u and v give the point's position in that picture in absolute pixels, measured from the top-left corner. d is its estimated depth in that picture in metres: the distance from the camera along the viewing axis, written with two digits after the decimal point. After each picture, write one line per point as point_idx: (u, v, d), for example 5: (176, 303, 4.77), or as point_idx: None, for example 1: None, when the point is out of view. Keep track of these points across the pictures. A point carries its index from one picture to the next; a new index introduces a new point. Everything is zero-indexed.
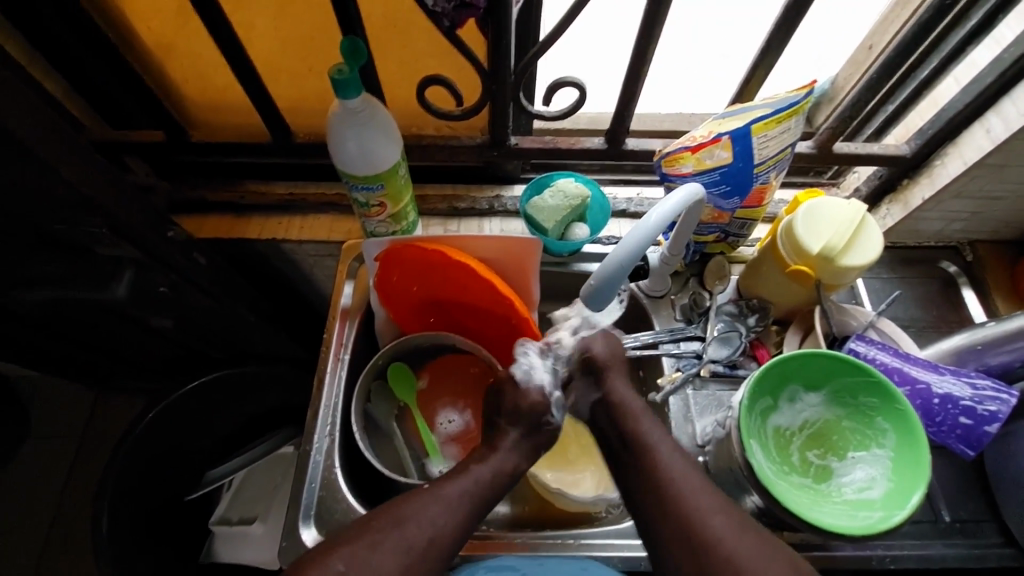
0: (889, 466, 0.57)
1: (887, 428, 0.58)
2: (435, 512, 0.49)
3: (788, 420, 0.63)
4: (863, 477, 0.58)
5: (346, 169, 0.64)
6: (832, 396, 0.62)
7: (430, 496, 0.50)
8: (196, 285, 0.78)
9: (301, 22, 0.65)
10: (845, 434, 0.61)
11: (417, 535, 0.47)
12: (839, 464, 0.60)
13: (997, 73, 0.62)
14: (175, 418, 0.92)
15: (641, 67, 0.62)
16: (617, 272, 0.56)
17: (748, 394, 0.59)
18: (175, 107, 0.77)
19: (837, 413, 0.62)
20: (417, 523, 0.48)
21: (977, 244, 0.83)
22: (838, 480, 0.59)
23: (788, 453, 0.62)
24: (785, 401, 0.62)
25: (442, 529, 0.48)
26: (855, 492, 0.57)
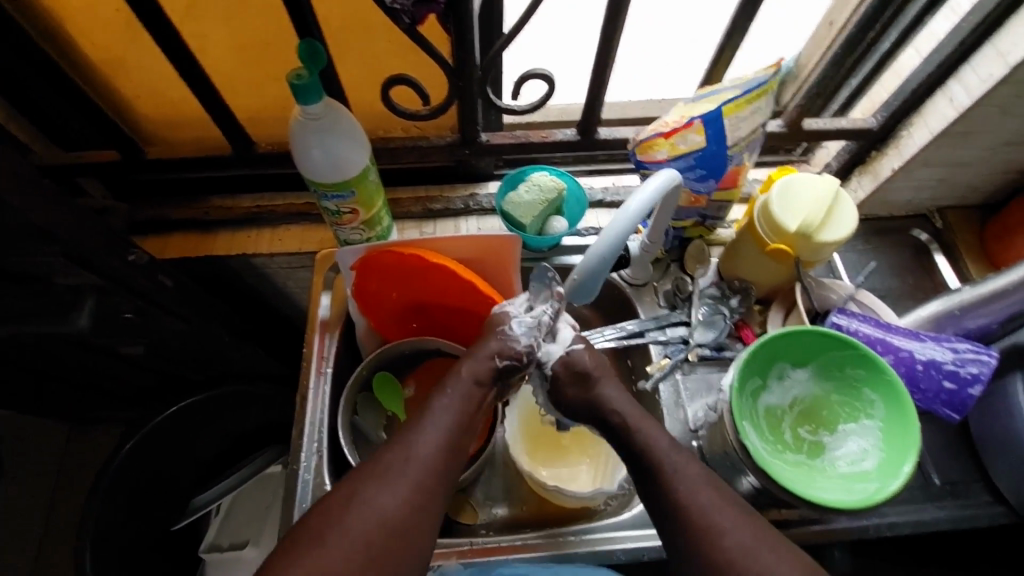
0: (880, 437, 0.57)
1: (875, 399, 0.59)
2: (424, 442, 0.51)
3: (778, 399, 0.63)
4: (855, 450, 0.59)
5: (313, 177, 0.61)
6: (818, 371, 0.62)
7: (414, 429, 0.52)
8: (166, 308, 0.75)
9: (255, 27, 0.62)
10: (835, 407, 0.62)
11: (414, 462, 0.49)
12: (831, 438, 0.61)
13: (956, 42, 0.63)
14: (154, 446, 0.89)
15: (608, 55, 0.61)
16: (601, 264, 0.55)
17: (737, 375, 0.59)
18: (128, 125, 0.73)
19: (826, 387, 0.62)
20: (413, 452, 0.50)
21: (945, 210, 0.85)
22: (831, 454, 0.60)
23: (780, 432, 0.62)
24: (774, 380, 0.63)
25: (435, 448, 0.50)
26: (848, 465, 0.58)
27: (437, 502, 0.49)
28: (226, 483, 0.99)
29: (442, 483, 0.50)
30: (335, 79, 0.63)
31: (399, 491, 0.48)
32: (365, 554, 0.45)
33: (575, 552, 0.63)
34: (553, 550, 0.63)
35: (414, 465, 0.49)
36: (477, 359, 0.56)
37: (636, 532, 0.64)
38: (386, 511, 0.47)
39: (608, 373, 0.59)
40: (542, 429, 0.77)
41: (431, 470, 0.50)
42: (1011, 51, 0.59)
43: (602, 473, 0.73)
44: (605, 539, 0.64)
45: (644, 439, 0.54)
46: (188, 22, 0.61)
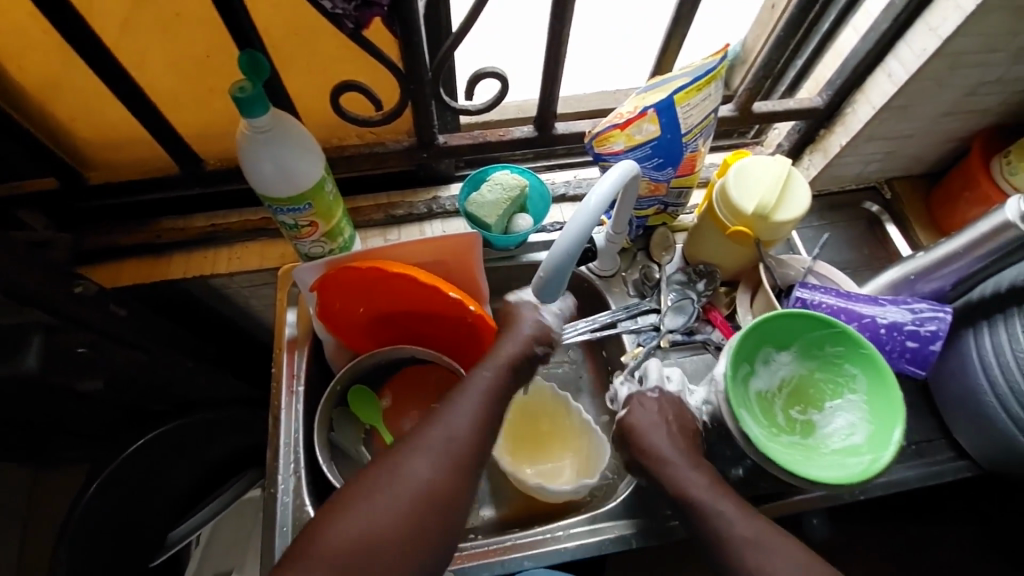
0: (866, 409, 0.59)
1: (857, 372, 0.61)
2: (457, 420, 0.51)
3: (766, 383, 0.64)
4: (844, 425, 0.60)
5: (265, 191, 0.60)
6: (801, 352, 0.64)
7: (450, 404, 0.52)
8: (121, 340, 0.71)
9: (194, 40, 0.60)
10: (820, 385, 0.63)
11: (448, 437, 0.50)
12: (820, 416, 0.62)
13: (890, 20, 0.65)
14: (123, 485, 0.84)
15: (559, 51, 0.61)
16: (566, 260, 0.54)
17: (730, 364, 0.59)
18: (64, 151, 0.70)
19: (810, 366, 0.64)
20: (446, 428, 0.50)
21: (893, 181, 0.88)
22: (822, 432, 0.61)
23: (774, 416, 0.62)
24: (761, 364, 0.64)
25: (468, 425, 0.51)
26: (841, 440, 0.59)
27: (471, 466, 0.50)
28: (209, 509, 0.96)
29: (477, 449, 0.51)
30: (281, 89, 0.61)
31: (431, 461, 0.48)
32: (402, 527, 0.46)
33: (564, 548, 0.64)
34: (542, 547, 0.64)
35: (446, 437, 0.50)
36: (515, 338, 0.58)
37: (619, 521, 0.66)
38: (424, 483, 0.47)
39: (655, 428, 0.60)
40: (523, 424, 0.77)
41: (465, 436, 0.50)
42: (942, 26, 0.60)
43: (586, 461, 0.74)
44: (590, 530, 0.65)
45: (678, 488, 0.56)
46: (119, 38, 0.58)
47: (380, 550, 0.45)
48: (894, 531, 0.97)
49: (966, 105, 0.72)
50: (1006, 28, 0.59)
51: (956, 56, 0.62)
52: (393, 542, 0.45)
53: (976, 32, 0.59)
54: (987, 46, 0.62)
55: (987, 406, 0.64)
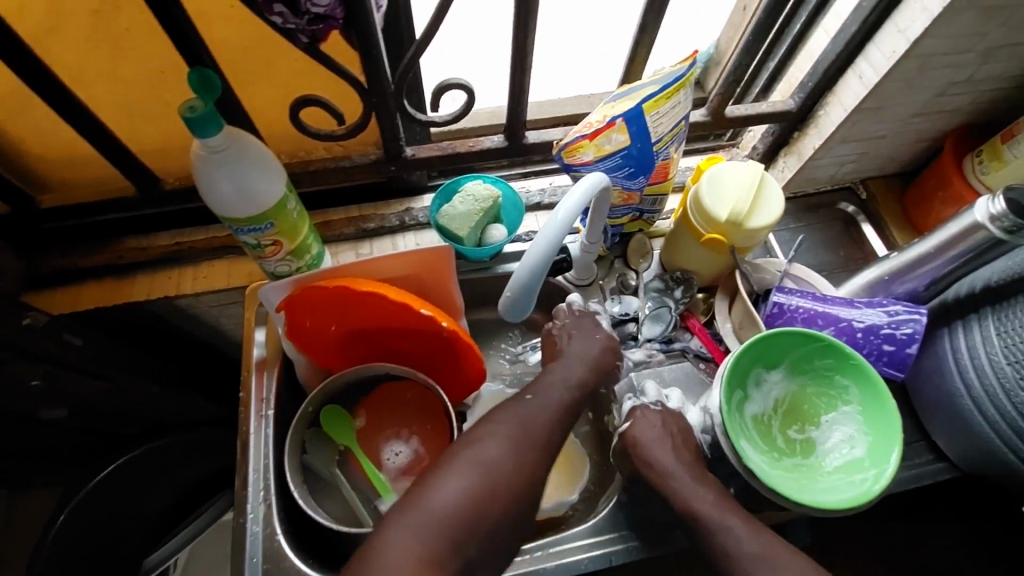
0: (862, 421, 0.59)
1: (848, 384, 0.60)
2: (542, 410, 0.58)
3: (762, 405, 0.63)
4: (843, 438, 0.60)
5: (225, 213, 0.57)
6: (791, 368, 0.63)
7: (535, 395, 0.59)
8: (74, 368, 0.69)
9: (144, 56, 0.57)
10: (813, 400, 0.63)
11: (535, 425, 0.56)
12: (818, 432, 0.62)
13: (859, 22, 0.64)
14: (93, 513, 0.81)
15: (524, 60, 0.59)
16: (534, 277, 0.54)
17: (723, 396, 0.59)
18: (15, 173, 0.67)
19: (802, 382, 0.63)
20: (533, 418, 0.56)
21: (868, 181, 0.88)
22: (823, 448, 0.60)
23: (773, 438, 0.62)
24: (754, 387, 0.63)
25: (548, 418, 0.57)
26: (842, 455, 0.59)
27: (544, 461, 0.55)
28: (186, 532, 0.93)
29: (547, 444, 0.56)
30: (237, 106, 0.59)
31: (517, 447, 0.53)
32: (498, 491, 0.51)
33: (543, 568, 0.63)
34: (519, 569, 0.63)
35: (535, 423, 0.56)
36: (589, 347, 0.66)
37: (598, 538, 0.65)
38: (518, 459, 0.53)
39: (658, 442, 0.60)
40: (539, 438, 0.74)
41: (540, 431, 0.56)
42: (910, 28, 0.60)
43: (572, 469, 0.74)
44: (592, 545, 0.64)
45: (684, 504, 0.56)
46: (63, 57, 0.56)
47: (478, 519, 0.49)
48: (876, 528, 0.98)
49: (937, 105, 0.72)
50: (974, 30, 0.59)
51: (925, 57, 0.62)
52: (487, 514, 0.50)
53: (944, 34, 0.59)
54: (956, 47, 0.61)
55: (963, 409, 0.64)
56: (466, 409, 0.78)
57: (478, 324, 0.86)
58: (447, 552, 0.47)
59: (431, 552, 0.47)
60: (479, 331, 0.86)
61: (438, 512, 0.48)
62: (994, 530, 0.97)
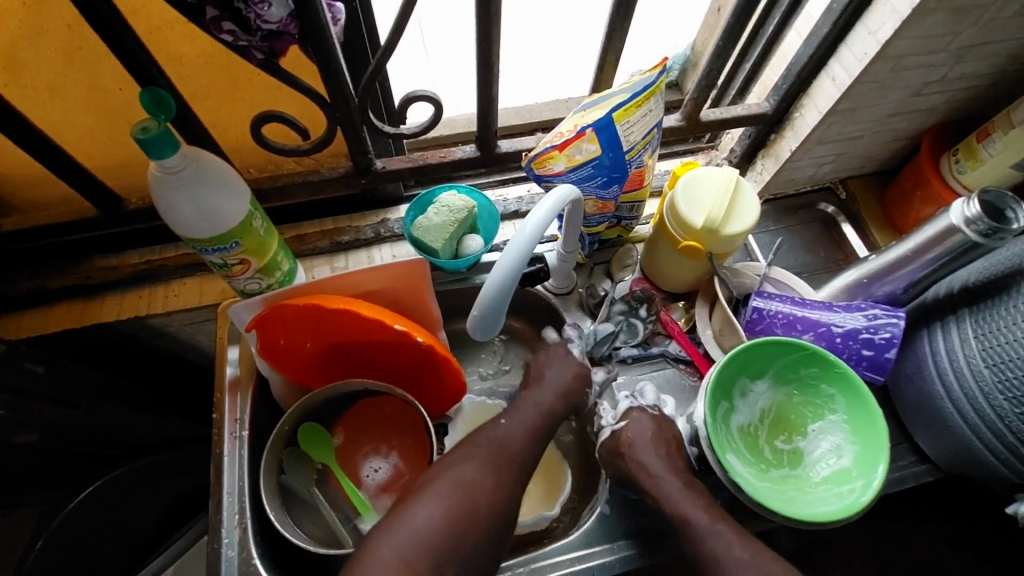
0: (848, 430, 0.59)
1: (834, 393, 0.60)
2: (510, 432, 0.59)
3: (748, 416, 0.62)
4: (830, 448, 0.59)
5: (188, 233, 0.56)
6: (776, 378, 0.62)
7: (502, 420, 0.60)
8: (43, 397, 0.68)
9: (98, 75, 0.56)
10: (799, 409, 0.62)
11: (506, 452, 0.57)
12: (805, 442, 0.61)
13: (831, 24, 0.63)
14: (70, 542, 0.78)
15: (491, 69, 0.58)
16: (502, 295, 0.52)
17: (708, 409, 0.58)
18: None
19: (788, 391, 0.63)
20: (505, 442, 0.58)
21: (847, 180, 0.87)
22: (810, 459, 0.60)
23: (759, 450, 0.61)
24: (739, 398, 0.62)
25: (518, 441, 0.58)
26: (830, 465, 0.58)
27: (517, 483, 0.56)
28: (165, 556, 0.86)
29: (518, 466, 0.57)
30: (196, 123, 0.57)
31: (492, 470, 0.55)
32: (473, 518, 0.52)
33: None
34: None
35: (505, 446, 0.57)
36: (566, 368, 0.65)
37: (583, 552, 0.64)
38: (490, 484, 0.54)
39: (650, 446, 0.60)
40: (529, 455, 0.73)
41: (512, 454, 0.57)
42: (880, 30, 0.59)
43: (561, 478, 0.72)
44: (579, 558, 0.63)
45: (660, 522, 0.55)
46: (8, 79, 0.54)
47: (456, 542, 0.50)
48: (865, 526, 0.98)
49: (913, 105, 0.71)
50: (945, 30, 0.58)
51: (897, 58, 0.61)
52: (465, 537, 0.51)
53: (915, 35, 0.58)
54: (928, 48, 0.61)
55: (945, 411, 0.63)
56: (447, 421, 0.78)
57: (457, 335, 0.85)
58: (428, 572, 0.48)
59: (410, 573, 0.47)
60: (459, 343, 0.85)
61: (418, 534, 0.49)
62: (980, 526, 0.97)
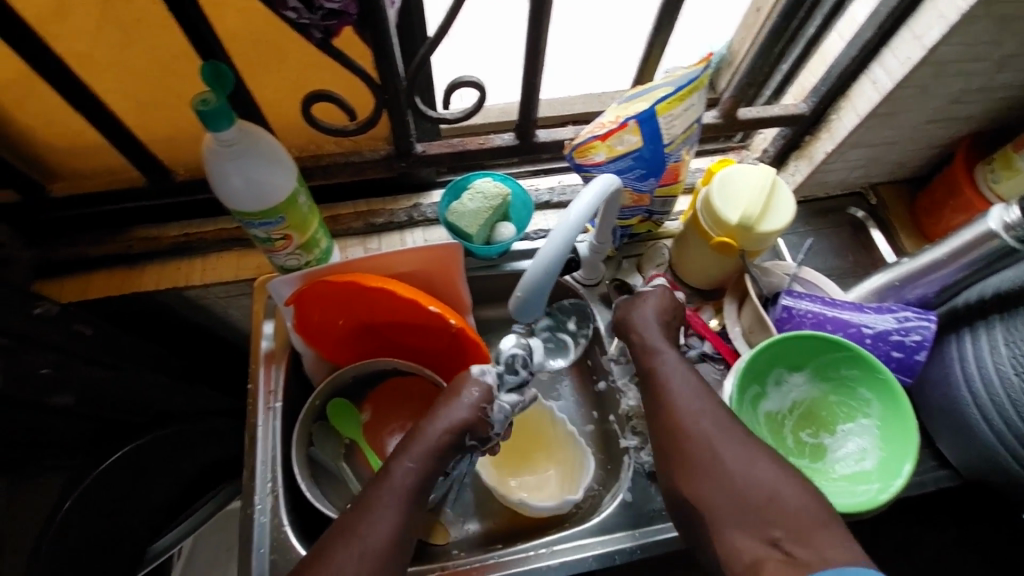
0: (877, 434, 0.59)
1: (871, 397, 0.60)
2: (376, 528, 0.50)
3: (778, 404, 0.64)
4: (855, 450, 0.60)
5: (236, 207, 0.57)
6: (814, 373, 0.63)
7: (365, 511, 0.51)
8: (89, 360, 0.70)
9: (155, 48, 0.57)
10: (833, 408, 0.63)
11: (369, 544, 0.49)
12: (831, 439, 0.62)
13: (875, 27, 0.63)
14: (96, 508, 0.77)
15: (537, 59, 0.59)
16: (545, 278, 0.52)
17: (736, 387, 0.60)
18: (26, 163, 0.67)
19: (823, 389, 0.63)
20: (373, 526, 0.50)
21: (878, 187, 0.88)
22: (833, 456, 0.61)
23: (783, 437, 0.63)
24: (773, 386, 0.63)
25: (388, 528, 0.51)
26: (851, 465, 0.59)
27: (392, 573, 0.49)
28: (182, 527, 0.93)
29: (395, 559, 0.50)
30: (249, 99, 0.59)
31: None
32: None
33: (546, 564, 0.63)
34: (522, 564, 0.63)
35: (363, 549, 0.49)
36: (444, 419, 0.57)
37: (606, 537, 0.65)
38: None
39: (653, 318, 0.64)
40: (517, 446, 0.77)
41: (382, 550, 0.49)
42: (926, 35, 0.59)
43: (583, 462, 0.74)
44: (600, 542, 0.65)
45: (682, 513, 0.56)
46: (77, 44, 0.55)
47: None
48: (876, 533, 0.99)
49: (952, 111, 0.71)
50: (990, 38, 0.59)
51: (941, 64, 0.62)
52: None
53: (960, 42, 0.59)
54: (971, 55, 0.61)
55: (969, 417, 0.63)
56: None
57: (483, 322, 0.86)
58: None
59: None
60: (484, 329, 0.86)
61: (371, 559, 0.49)
62: (997, 539, 0.96)
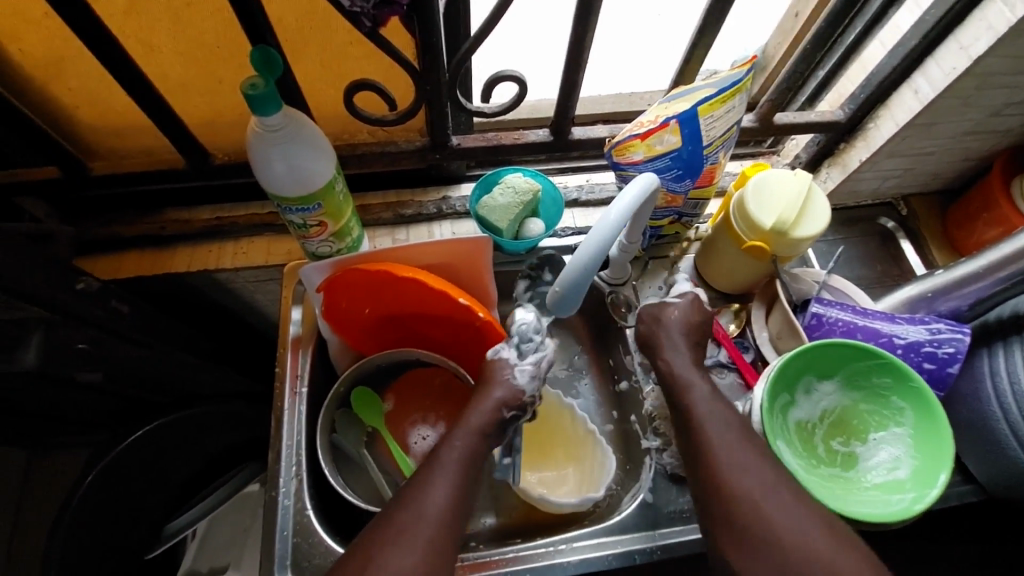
0: (911, 444, 0.59)
1: (904, 407, 0.60)
2: (436, 498, 0.50)
3: (807, 412, 0.63)
4: (888, 459, 0.59)
5: (277, 191, 0.58)
6: (845, 382, 0.63)
7: (424, 484, 0.51)
8: (122, 337, 0.71)
9: (202, 31, 0.58)
10: (864, 416, 0.62)
11: (432, 513, 0.49)
12: (863, 448, 0.61)
13: (920, 36, 0.63)
14: (120, 480, 0.81)
15: (579, 55, 0.59)
16: (583, 274, 0.52)
17: (768, 393, 0.59)
18: (69, 140, 0.68)
19: (854, 398, 0.63)
20: (433, 495, 0.50)
21: (909, 198, 0.87)
22: (865, 465, 0.60)
23: (813, 446, 0.62)
24: (802, 394, 0.63)
25: (449, 496, 0.50)
26: (883, 475, 0.58)
27: (455, 543, 0.49)
28: (201, 506, 0.92)
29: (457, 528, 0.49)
30: (292, 85, 0.60)
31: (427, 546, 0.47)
32: None
33: (567, 560, 0.63)
34: (543, 559, 0.63)
35: (425, 522, 0.48)
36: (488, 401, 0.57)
37: (626, 536, 0.65)
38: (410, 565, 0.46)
39: (680, 331, 0.63)
40: (541, 442, 0.78)
41: (442, 520, 0.49)
42: (973, 46, 0.59)
43: (603, 462, 0.74)
44: (620, 541, 0.65)
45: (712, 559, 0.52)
46: (126, 25, 0.56)
47: None
48: (890, 546, 0.98)
49: (992, 124, 0.70)
50: None
51: (985, 76, 0.61)
52: None
53: (1007, 54, 0.58)
54: (1017, 68, 0.60)
55: (998, 433, 0.63)
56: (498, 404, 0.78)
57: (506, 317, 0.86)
58: None
59: (436, 559, 0.47)
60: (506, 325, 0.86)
61: (433, 517, 0.49)
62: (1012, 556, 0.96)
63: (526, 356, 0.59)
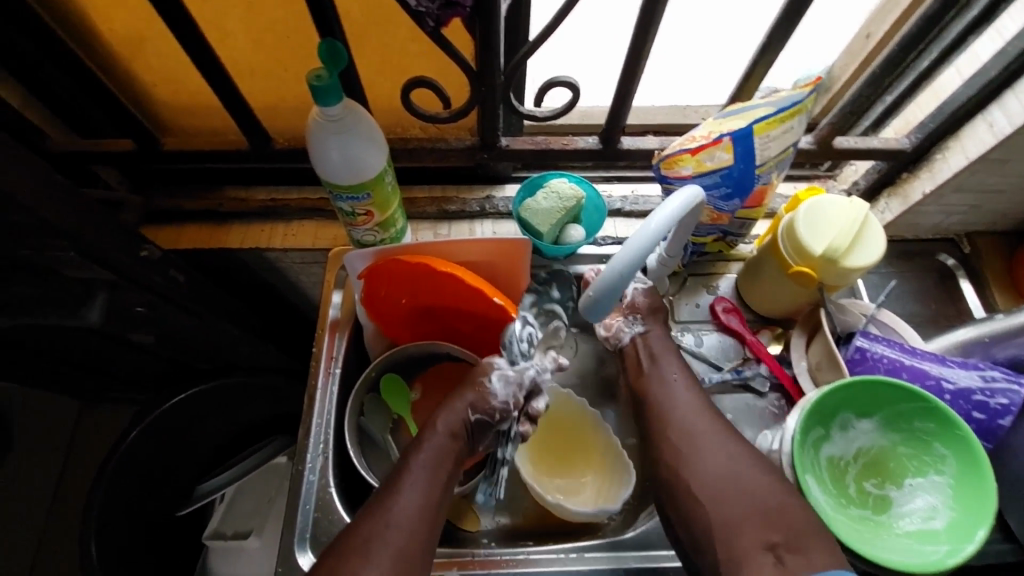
0: (950, 495, 0.56)
1: (947, 455, 0.57)
2: (408, 501, 0.53)
3: (841, 450, 0.61)
4: (924, 507, 0.57)
5: (330, 178, 0.60)
6: (885, 422, 0.60)
7: (395, 493, 0.53)
8: (176, 304, 0.75)
9: (276, 23, 0.61)
10: (902, 460, 0.59)
11: (400, 521, 0.51)
12: (897, 493, 0.59)
13: (1001, 66, 0.60)
14: (162, 436, 0.86)
15: (637, 66, 0.59)
16: (620, 282, 0.52)
17: (801, 426, 0.57)
18: (145, 115, 0.72)
19: (893, 439, 0.60)
20: (400, 502, 0.52)
21: (975, 236, 0.83)
22: (898, 510, 0.58)
23: (844, 484, 0.60)
24: (837, 430, 0.61)
25: (421, 501, 0.53)
26: (917, 523, 0.56)
27: (427, 539, 0.52)
28: (229, 474, 0.96)
29: (432, 528, 0.53)
30: (354, 77, 0.62)
31: (401, 555, 0.49)
32: None
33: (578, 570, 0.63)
34: (551, 565, 0.63)
35: (396, 531, 0.50)
36: (453, 411, 0.59)
37: (642, 552, 0.64)
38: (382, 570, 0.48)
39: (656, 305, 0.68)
40: (561, 449, 0.78)
41: (413, 527, 0.51)
42: None
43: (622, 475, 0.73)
44: (640, 556, 0.64)
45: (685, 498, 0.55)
46: (208, 13, 0.59)
47: None
48: None
49: None
50: None
51: None
52: None
53: None
54: None
55: None
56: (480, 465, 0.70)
57: None
58: None
59: (411, 561, 0.50)
60: None
61: (402, 524, 0.51)
62: None
63: (516, 364, 0.61)
